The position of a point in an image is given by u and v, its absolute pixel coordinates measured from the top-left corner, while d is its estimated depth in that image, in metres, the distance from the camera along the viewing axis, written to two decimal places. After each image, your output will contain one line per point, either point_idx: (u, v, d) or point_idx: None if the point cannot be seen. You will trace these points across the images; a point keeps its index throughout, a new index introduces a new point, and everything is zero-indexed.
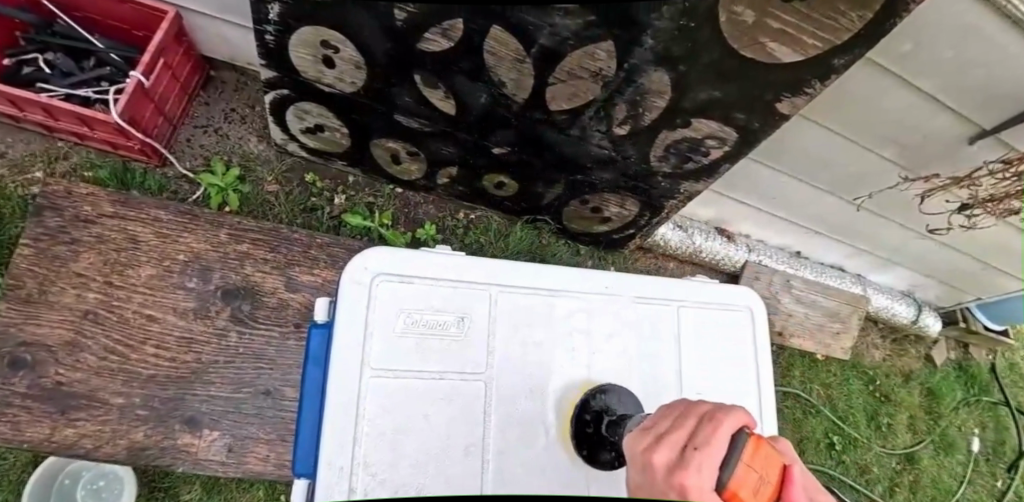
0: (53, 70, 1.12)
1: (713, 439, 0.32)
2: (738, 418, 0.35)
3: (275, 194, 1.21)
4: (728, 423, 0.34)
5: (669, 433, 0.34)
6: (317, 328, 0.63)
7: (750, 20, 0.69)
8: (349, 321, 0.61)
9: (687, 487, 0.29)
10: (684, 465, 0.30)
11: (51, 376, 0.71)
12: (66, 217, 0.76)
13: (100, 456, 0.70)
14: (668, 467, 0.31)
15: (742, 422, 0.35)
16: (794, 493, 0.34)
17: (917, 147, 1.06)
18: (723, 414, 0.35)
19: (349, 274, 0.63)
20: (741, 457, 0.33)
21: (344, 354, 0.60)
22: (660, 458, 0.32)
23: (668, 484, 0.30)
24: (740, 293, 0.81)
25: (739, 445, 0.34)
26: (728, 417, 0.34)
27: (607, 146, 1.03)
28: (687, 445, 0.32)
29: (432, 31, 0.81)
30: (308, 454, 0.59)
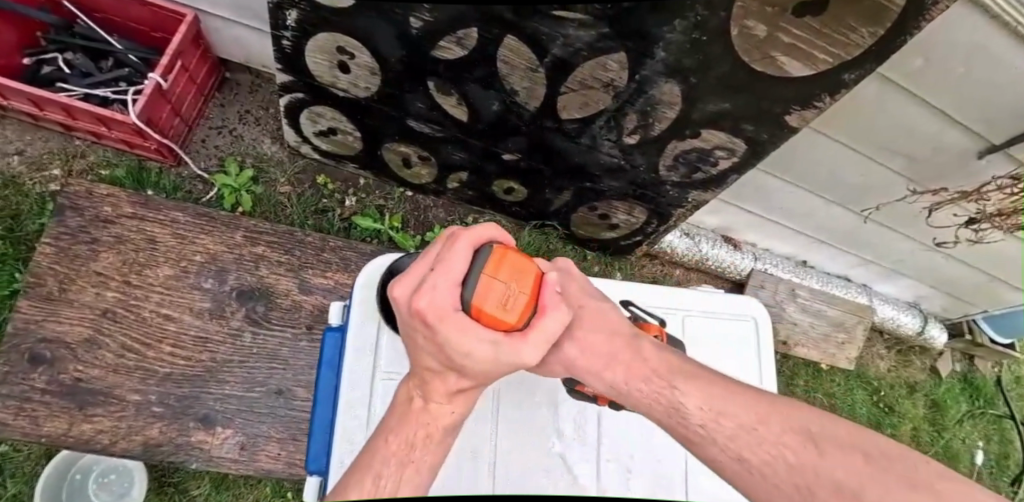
0: (72, 69, 1.14)
1: (444, 261, 0.40)
2: (473, 235, 0.42)
3: (287, 195, 1.23)
4: (461, 242, 0.41)
5: (420, 264, 0.42)
6: (332, 331, 0.65)
7: (761, 35, 0.70)
8: (364, 327, 0.63)
9: (421, 308, 0.39)
10: (418, 291, 0.39)
11: (69, 372, 0.73)
12: (87, 218, 0.78)
13: (116, 451, 0.72)
14: (410, 296, 0.40)
15: (481, 237, 0.43)
16: (524, 284, 0.42)
17: (926, 160, 1.07)
18: (460, 234, 0.42)
19: (364, 278, 0.64)
20: (481, 269, 0.40)
21: (359, 359, 0.61)
22: (405, 291, 0.41)
23: (411, 311, 0.40)
24: (750, 305, 0.80)
25: (474, 258, 0.41)
26: (464, 236, 0.42)
27: (616, 155, 1.04)
28: (429, 269, 0.41)
29: (446, 39, 0.82)
30: (322, 455, 0.60)
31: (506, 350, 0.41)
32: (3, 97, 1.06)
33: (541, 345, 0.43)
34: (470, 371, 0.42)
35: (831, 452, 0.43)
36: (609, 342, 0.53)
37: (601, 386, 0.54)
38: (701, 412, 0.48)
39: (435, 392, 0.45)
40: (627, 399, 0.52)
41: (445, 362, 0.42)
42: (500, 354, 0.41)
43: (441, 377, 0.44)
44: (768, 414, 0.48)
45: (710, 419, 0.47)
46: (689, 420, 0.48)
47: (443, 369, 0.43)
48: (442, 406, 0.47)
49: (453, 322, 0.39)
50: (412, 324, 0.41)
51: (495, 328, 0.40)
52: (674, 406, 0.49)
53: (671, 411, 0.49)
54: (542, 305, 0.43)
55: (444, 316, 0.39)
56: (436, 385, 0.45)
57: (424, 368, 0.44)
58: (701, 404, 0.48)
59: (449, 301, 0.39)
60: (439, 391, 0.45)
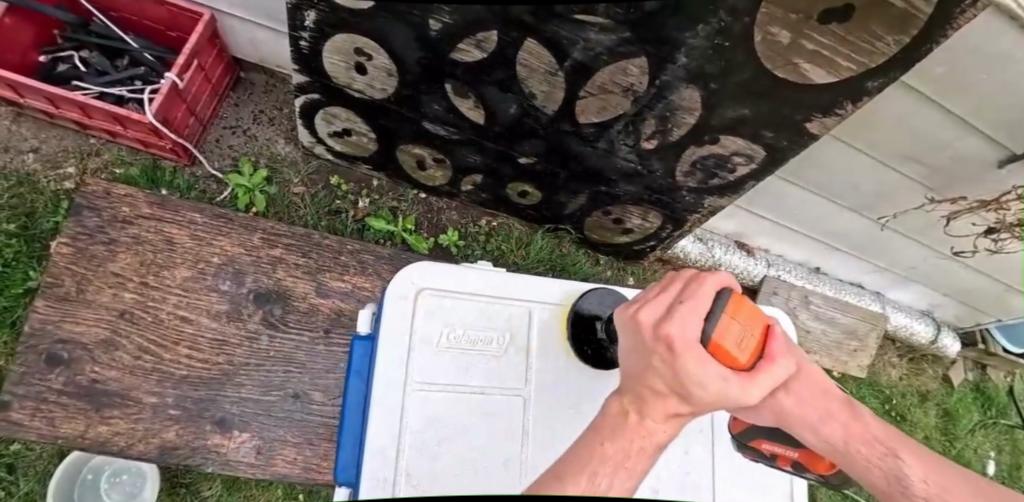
0: (88, 68, 1.14)
1: (694, 296, 0.43)
2: (716, 278, 0.45)
3: (301, 196, 1.23)
4: (707, 283, 0.44)
5: (660, 295, 0.45)
6: (358, 340, 0.64)
7: (785, 42, 0.69)
8: (393, 336, 0.62)
9: (671, 335, 0.40)
10: (667, 319, 0.41)
11: (86, 373, 0.72)
12: (105, 218, 0.78)
13: (131, 453, 0.71)
14: (654, 323, 0.42)
15: (721, 281, 0.46)
16: (754, 329, 0.45)
17: (945, 168, 1.05)
18: (707, 275, 0.45)
19: (394, 286, 0.64)
20: (723, 309, 0.43)
21: (388, 370, 0.60)
22: (648, 317, 0.43)
23: (657, 337, 0.41)
24: (768, 312, 0.80)
25: (718, 299, 0.44)
26: (709, 277, 0.45)
27: (633, 160, 1.03)
28: (673, 302, 0.43)
29: (465, 41, 0.82)
30: (350, 467, 0.59)
31: (735, 389, 0.42)
32: (19, 95, 1.06)
33: (765, 386, 0.44)
34: (697, 402, 0.41)
35: None
36: (824, 402, 0.55)
37: (815, 442, 0.56)
38: (929, 486, 0.50)
39: (655, 412, 0.43)
40: (845, 455, 0.54)
41: (675, 386, 0.41)
42: (728, 388, 0.41)
43: (663, 400, 0.42)
44: (986, 491, 0.51)
45: (936, 493, 0.50)
46: (914, 492, 0.50)
47: (667, 394, 0.42)
48: (658, 426, 0.43)
49: (697, 354, 0.40)
50: (647, 349, 0.42)
51: (726, 365, 0.42)
52: (895, 475, 0.51)
53: (893, 479, 0.51)
54: (772, 353, 0.45)
55: (690, 347, 0.40)
56: (656, 405, 0.42)
57: (644, 388, 0.43)
58: (925, 472, 0.51)
59: (696, 332, 0.41)
60: (660, 410, 0.43)
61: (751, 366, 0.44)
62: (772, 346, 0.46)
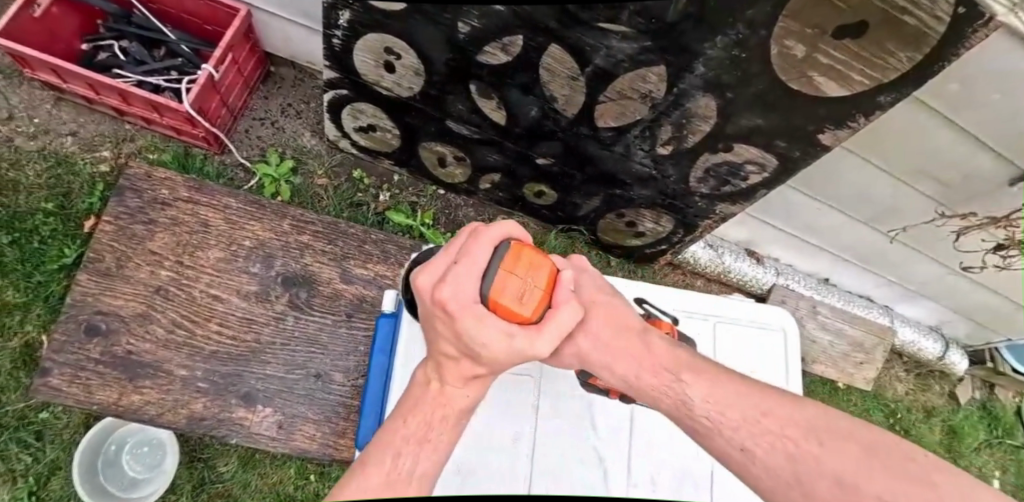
0: (127, 57, 1.19)
1: (468, 256, 0.44)
2: (495, 233, 0.46)
3: (324, 187, 1.27)
4: (482, 240, 0.45)
5: (441, 259, 0.46)
6: (384, 318, 0.69)
7: (800, 55, 0.72)
8: (416, 315, 0.65)
9: (444, 299, 0.42)
10: (442, 283, 0.43)
11: (122, 344, 0.77)
12: (145, 199, 0.83)
13: (161, 422, 0.75)
14: (432, 288, 0.44)
15: (499, 235, 0.46)
16: (539, 281, 0.45)
17: (956, 184, 1.07)
18: (483, 234, 0.45)
19: (419, 269, 0.67)
20: (501, 265, 0.44)
21: (410, 345, 0.64)
22: (426, 283, 0.45)
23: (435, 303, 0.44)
24: (777, 316, 0.81)
25: (495, 255, 0.45)
26: (483, 235, 0.45)
27: (648, 165, 1.06)
28: (452, 264, 0.45)
29: (492, 45, 0.85)
30: (371, 435, 0.63)
31: (522, 343, 0.44)
32: (62, 80, 1.11)
33: (554, 335, 0.45)
34: (487, 361, 0.44)
35: (831, 445, 0.46)
36: (622, 337, 0.55)
37: (619, 383, 0.56)
38: (712, 409, 0.49)
39: (452, 377, 0.48)
40: (642, 394, 0.54)
41: (462, 349, 0.44)
42: (513, 345, 0.43)
43: (457, 365, 0.47)
44: (797, 416, 0.49)
45: (718, 414, 0.49)
46: (695, 411, 0.50)
47: (458, 357, 0.46)
48: (456, 390, 0.48)
49: (472, 313, 0.42)
50: (432, 313, 0.45)
51: (512, 321, 0.43)
52: (682, 402, 0.50)
53: (680, 405, 0.51)
54: (555, 301, 0.46)
55: (466, 308, 0.42)
56: (453, 370, 0.47)
57: (441, 354, 0.47)
58: (709, 396, 0.50)
59: (465, 293, 0.43)
60: (456, 375, 0.47)
61: (541, 317, 0.45)
62: (556, 293, 0.47)
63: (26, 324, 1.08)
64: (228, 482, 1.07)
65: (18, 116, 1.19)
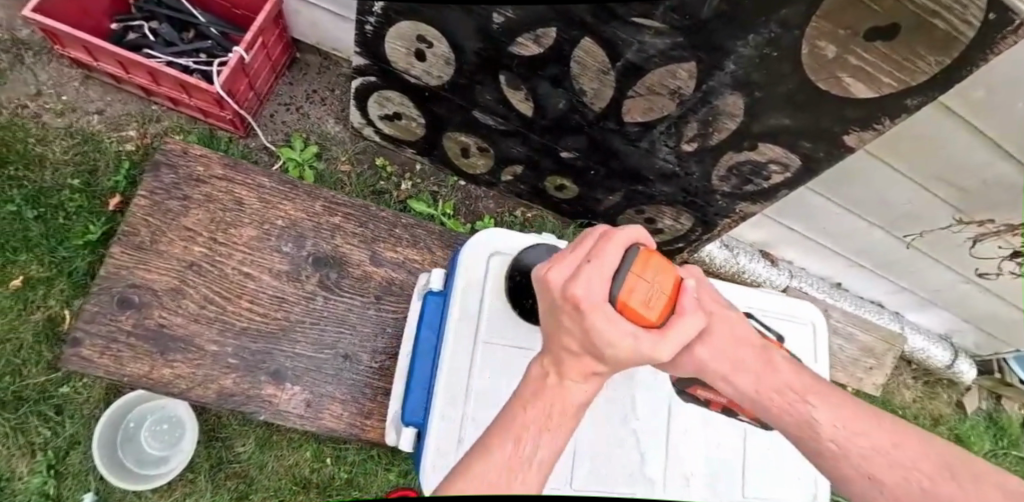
0: (157, 38, 1.20)
1: (599, 256, 0.41)
2: (624, 235, 0.43)
3: (347, 174, 1.28)
4: (614, 239, 0.42)
5: (569, 254, 0.43)
6: (432, 295, 0.69)
7: (831, 55, 0.73)
8: (465, 292, 0.66)
9: (576, 296, 0.39)
10: (573, 279, 0.40)
11: (154, 317, 0.77)
12: (181, 175, 0.84)
13: (190, 396, 0.76)
14: (562, 283, 0.40)
15: (629, 239, 0.44)
16: (661, 288, 0.44)
17: (975, 191, 1.08)
18: (613, 233, 0.43)
19: (470, 248, 0.67)
20: (627, 268, 0.42)
21: (459, 323, 0.64)
22: (556, 276, 0.41)
23: (564, 299, 0.40)
24: (805, 309, 0.81)
25: (623, 259, 0.42)
26: (616, 233, 0.43)
27: (672, 161, 1.07)
28: (582, 261, 0.41)
29: (525, 36, 0.86)
30: (417, 408, 0.65)
31: (647, 345, 0.41)
32: (93, 58, 1.12)
33: (676, 342, 0.43)
34: (609, 360, 0.41)
35: (965, 481, 0.46)
36: (739, 352, 0.53)
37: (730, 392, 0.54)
38: (841, 430, 0.48)
39: (570, 371, 0.43)
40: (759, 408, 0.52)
41: (585, 346, 0.41)
42: (640, 347, 0.41)
43: (577, 360, 0.43)
44: (903, 439, 0.49)
45: (847, 436, 0.48)
46: (822, 434, 0.48)
47: (581, 353, 0.42)
48: (577, 386, 0.44)
49: (604, 313, 0.39)
50: (557, 309, 0.41)
51: (636, 322, 0.41)
52: (806, 420, 0.49)
53: (803, 424, 0.49)
54: (679, 310, 0.44)
55: (599, 306, 0.39)
56: (570, 364, 0.43)
57: (560, 347, 0.43)
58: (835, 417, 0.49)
59: (598, 292, 0.40)
60: (576, 371, 0.43)
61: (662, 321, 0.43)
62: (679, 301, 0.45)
63: (49, 299, 1.09)
64: (245, 463, 1.07)
65: (47, 92, 1.20)
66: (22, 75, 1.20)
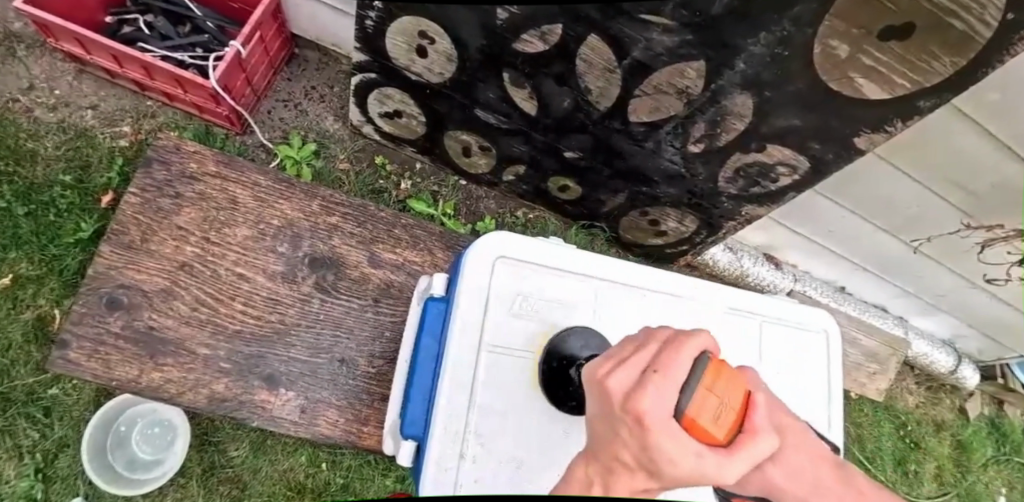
0: (152, 31, 1.17)
1: (668, 367, 0.35)
2: (693, 346, 0.38)
3: (345, 172, 1.26)
4: (685, 352, 0.37)
5: (630, 357, 0.37)
6: (434, 301, 0.66)
7: (844, 55, 0.71)
8: (468, 298, 0.63)
9: (640, 412, 0.31)
10: (637, 390, 0.33)
11: (144, 319, 0.75)
12: (173, 172, 0.81)
13: (181, 401, 0.74)
14: (622, 392, 0.34)
15: (700, 348, 0.39)
16: (734, 403, 0.37)
17: (985, 195, 1.06)
18: (683, 344, 0.38)
19: (474, 252, 0.64)
20: (698, 382, 0.36)
21: (461, 332, 0.62)
22: (615, 383, 0.35)
23: (624, 411, 0.33)
24: (817, 316, 0.79)
25: (693, 371, 0.37)
26: (686, 345, 0.38)
27: (677, 162, 1.05)
28: (647, 369, 0.35)
29: (529, 33, 0.84)
30: (417, 422, 0.62)
31: (716, 471, 0.32)
32: (86, 51, 1.10)
33: (745, 464, 0.34)
34: (670, 484, 0.32)
35: None
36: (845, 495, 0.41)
37: None
38: None
39: (619, 488, 0.35)
40: None
41: (644, 465, 0.32)
42: (705, 475, 0.32)
43: (631, 477, 0.34)
44: None
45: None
46: None
47: (637, 469, 0.33)
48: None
49: (674, 431, 0.31)
50: (613, 424, 0.34)
51: (706, 443, 0.33)
52: None
53: None
54: (754, 428, 0.36)
55: (666, 424, 0.31)
56: (621, 480, 0.35)
57: (613, 459, 0.34)
58: None
59: (665, 405, 0.32)
60: (624, 488, 0.35)
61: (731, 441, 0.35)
62: (751, 419, 0.37)
63: (39, 298, 1.06)
64: (238, 468, 1.05)
65: (39, 87, 1.17)
66: (13, 68, 1.17)
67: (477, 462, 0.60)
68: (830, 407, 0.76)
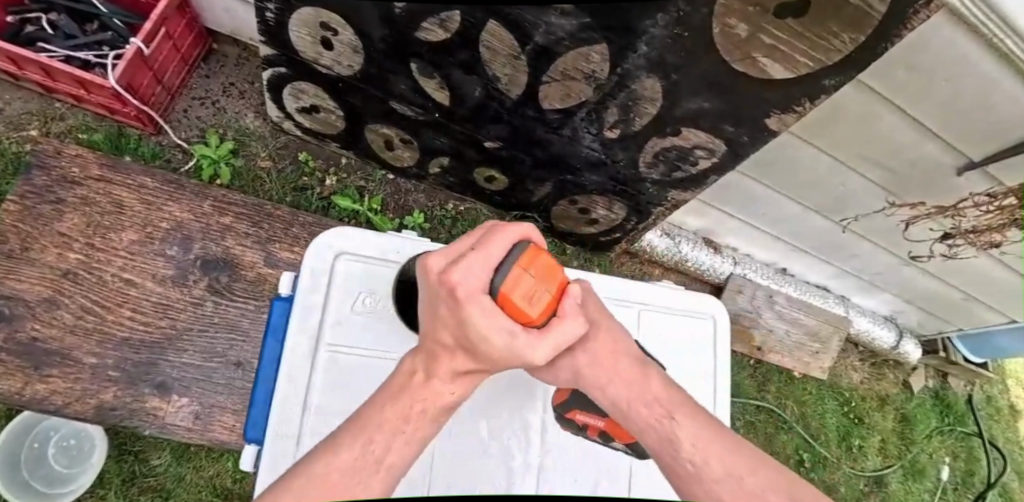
0: (56, 30, 1.12)
1: (487, 243, 0.39)
2: (518, 229, 0.42)
3: (266, 170, 1.23)
4: (508, 231, 0.41)
5: (460, 243, 0.41)
6: (280, 300, 0.63)
7: (743, 34, 0.69)
8: (307, 298, 0.61)
9: (454, 282, 0.36)
10: (454, 265, 0.37)
11: (26, 331, 0.77)
12: (54, 177, 0.84)
13: (67, 412, 0.76)
14: (441, 268, 0.38)
15: (521, 234, 0.42)
16: (549, 285, 0.42)
17: (904, 172, 1.07)
18: (507, 224, 0.41)
19: (314, 251, 0.62)
20: (517, 262, 0.40)
21: (298, 332, 0.59)
22: (437, 262, 0.39)
23: (441, 283, 0.38)
24: (708, 302, 0.79)
25: (513, 249, 0.40)
26: (510, 226, 0.41)
27: (597, 149, 1.04)
28: (468, 249, 0.39)
29: (429, 21, 0.81)
30: (260, 423, 0.58)
31: (523, 345, 0.39)
32: None
33: (554, 346, 0.41)
34: (485, 358, 0.40)
35: (797, 477, 0.47)
36: (610, 361, 0.53)
37: (603, 402, 0.53)
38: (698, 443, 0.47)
39: (441, 371, 0.42)
40: (630, 419, 0.51)
41: (460, 339, 0.39)
42: (513, 347, 0.39)
43: (452, 357, 0.41)
44: (760, 466, 0.47)
45: (711, 459, 0.46)
46: (680, 456, 0.46)
47: (454, 348, 0.40)
48: (444, 385, 0.42)
49: (482, 305, 0.37)
50: (435, 296, 0.39)
51: (517, 319, 0.39)
52: (666, 437, 0.47)
53: (665, 441, 0.47)
54: (564, 313, 0.43)
55: (475, 295, 0.37)
56: (442, 363, 0.41)
57: (436, 343, 0.41)
58: (698, 433, 0.48)
59: (477, 280, 0.37)
60: (445, 370, 0.42)
61: (544, 324, 0.41)
62: (563, 305, 0.44)
63: None
64: (161, 476, 1.03)
65: None
66: None
67: None
68: (724, 393, 0.76)
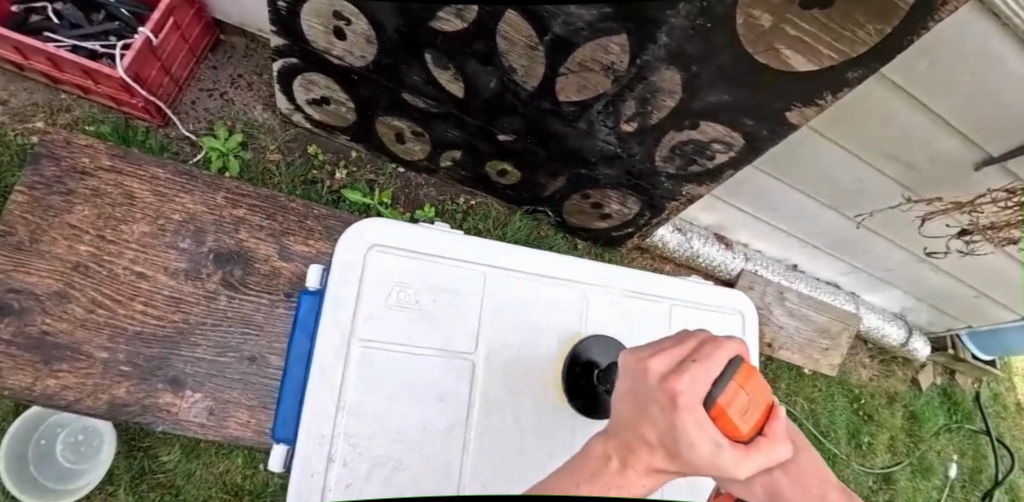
0: (62, 20, 1.10)
1: (710, 357, 0.35)
2: (732, 347, 0.38)
3: (276, 163, 1.21)
4: (725, 347, 0.37)
5: (670, 347, 0.37)
6: (307, 295, 0.61)
7: (767, 25, 0.67)
8: (338, 291, 0.59)
9: (677, 394, 0.32)
10: (676, 374, 0.33)
11: (37, 324, 0.76)
12: (64, 167, 0.83)
13: (79, 408, 0.75)
14: (662, 374, 0.34)
15: (734, 351, 0.38)
16: (759, 405, 0.37)
17: (922, 168, 1.06)
18: (720, 339, 0.37)
19: (342, 244, 0.61)
20: (733, 377, 0.36)
21: (327, 325, 0.57)
22: (657, 366, 0.35)
23: (660, 390, 0.33)
24: (732, 296, 0.78)
25: (727, 367, 0.36)
26: (726, 343, 0.37)
27: (613, 142, 1.02)
28: (685, 359, 0.35)
29: (446, 10, 0.78)
30: (291, 420, 0.57)
31: (729, 462, 0.34)
32: None
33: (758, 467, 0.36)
34: (689, 466, 0.34)
35: None
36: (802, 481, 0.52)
37: None
38: None
39: (636, 469, 0.35)
40: None
41: (668, 446, 0.33)
42: (715, 460, 0.33)
43: (648, 457, 0.34)
44: None
45: None
46: None
47: (653, 449, 0.34)
48: (638, 482, 0.36)
49: (703, 420, 0.32)
50: (646, 403, 0.34)
51: (726, 433, 0.34)
52: None
53: None
54: (770, 434, 0.38)
55: (697, 407, 0.32)
56: (641, 459, 0.34)
57: (636, 440, 0.34)
58: None
59: (701, 393, 0.33)
60: (641, 466, 0.35)
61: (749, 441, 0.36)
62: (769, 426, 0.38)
63: None
64: (171, 473, 1.01)
65: None
66: None
67: (348, 466, 0.55)
68: None
